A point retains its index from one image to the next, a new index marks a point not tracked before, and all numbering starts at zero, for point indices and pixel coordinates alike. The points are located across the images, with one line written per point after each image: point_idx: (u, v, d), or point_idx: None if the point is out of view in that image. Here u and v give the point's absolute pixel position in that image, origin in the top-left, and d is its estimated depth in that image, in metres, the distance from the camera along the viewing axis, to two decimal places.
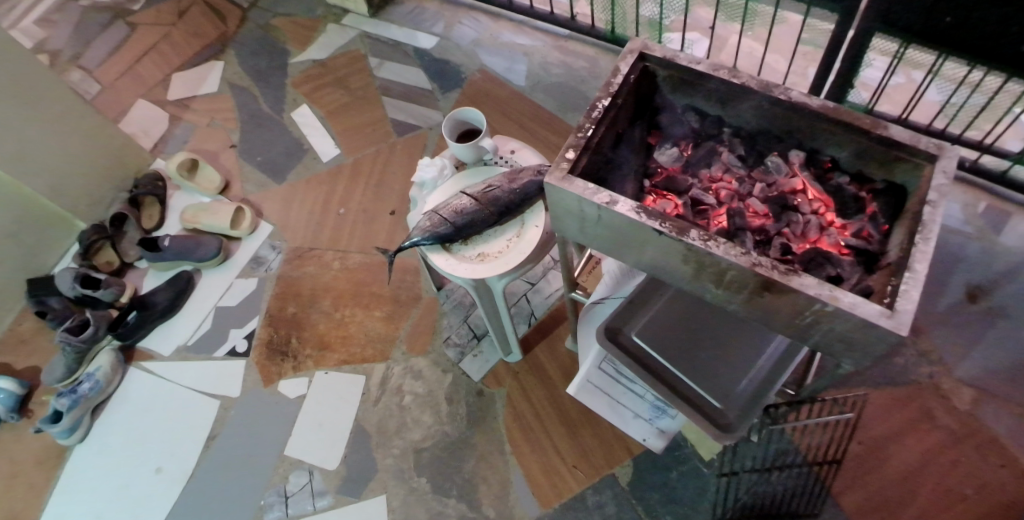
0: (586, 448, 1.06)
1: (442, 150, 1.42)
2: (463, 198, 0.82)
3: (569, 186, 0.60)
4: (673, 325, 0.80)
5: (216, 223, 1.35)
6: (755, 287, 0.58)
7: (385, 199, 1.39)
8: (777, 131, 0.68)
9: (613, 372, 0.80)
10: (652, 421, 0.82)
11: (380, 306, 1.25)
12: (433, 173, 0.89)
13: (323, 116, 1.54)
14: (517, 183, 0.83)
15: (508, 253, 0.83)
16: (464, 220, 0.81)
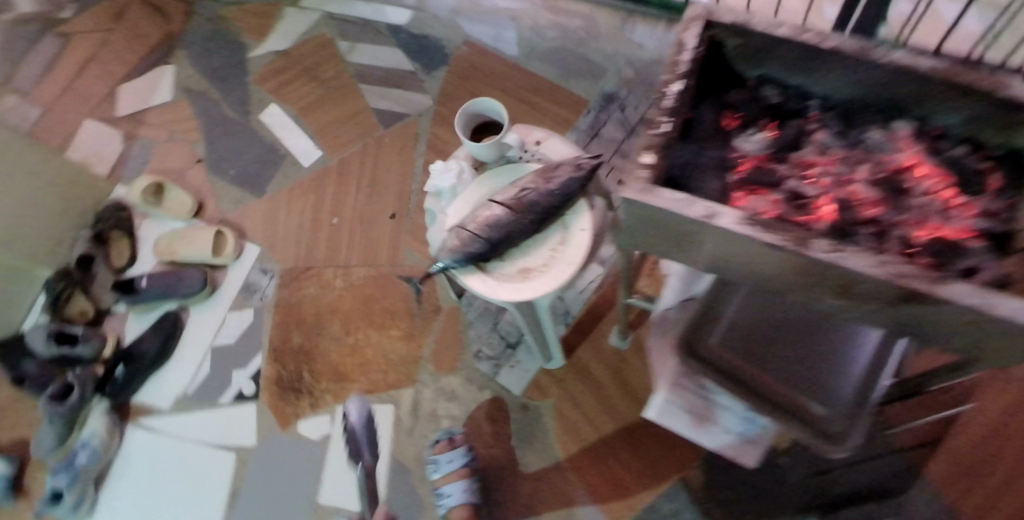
0: (650, 454, 0.99)
1: (437, 137, 1.27)
2: (497, 208, 0.69)
3: (655, 199, 0.47)
4: (754, 329, 0.71)
5: (196, 253, 1.21)
6: (892, 299, 0.47)
7: (382, 200, 1.24)
8: (875, 99, 0.56)
9: (695, 387, 0.71)
10: (743, 434, 0.73)
11: (396, 323, 1.13)
12: (452, 180, 0.74)
13: (297, 114, 1.37)
14: (555, 181, 0.69)
15: (554, 266, 0.71)
16: (498, 234, 0.69)
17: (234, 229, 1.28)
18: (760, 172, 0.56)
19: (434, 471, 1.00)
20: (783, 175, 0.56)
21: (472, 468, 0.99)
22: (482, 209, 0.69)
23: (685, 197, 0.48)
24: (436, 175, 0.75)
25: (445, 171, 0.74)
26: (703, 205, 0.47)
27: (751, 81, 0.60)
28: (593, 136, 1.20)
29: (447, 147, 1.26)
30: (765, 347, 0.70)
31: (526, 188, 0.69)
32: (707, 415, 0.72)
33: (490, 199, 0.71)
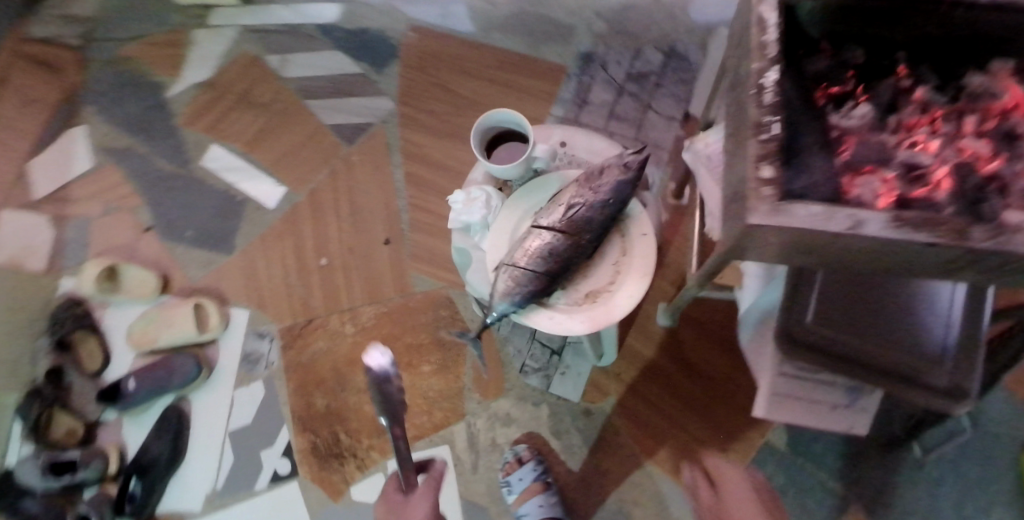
0: (728, 426, 0.94)
1: (410, 143, 1.14)
2: (547, 234, 0.60)
3: (791, 221, 0.38)
4: (844, 299, 0.63)
5: (180, 336, 1.08)
6: None
7: (371, 225, 1.11)
8: (970, 40, 0.49)
9: (798, 373, 0.66)
10: (852, 405, 0.68)
11: (425, 358, 1.03)
12: (481, 211, 0.65)
13: (246, 152, 1.20)
14: (603, 189, 0.60)
15: (624, 280, 0.63)
16: (556, 263, 0.60)
17: (212, 295, 1.13)
18: (866, 147, 0.49)
19: (508, 495, 0.93)
20: (891, 147, 0.48)
21: (547, 480, 0.92)
22: (530, 239, 0.60)
23: (825, 209, 0.39)
24: (462, 209, 0.66)
25: (471, 204, 0.66)
26: (851, 214, 0.38)
27: (827, 42, 0.52)
28: (580, 104, 1.10)
29: (425, 150, 1.13)
30: (859, 317, 0.62)
31: (574, 202, 0.60)
32: (815, 397, 0.67)
33: (534, 223, 0.62)
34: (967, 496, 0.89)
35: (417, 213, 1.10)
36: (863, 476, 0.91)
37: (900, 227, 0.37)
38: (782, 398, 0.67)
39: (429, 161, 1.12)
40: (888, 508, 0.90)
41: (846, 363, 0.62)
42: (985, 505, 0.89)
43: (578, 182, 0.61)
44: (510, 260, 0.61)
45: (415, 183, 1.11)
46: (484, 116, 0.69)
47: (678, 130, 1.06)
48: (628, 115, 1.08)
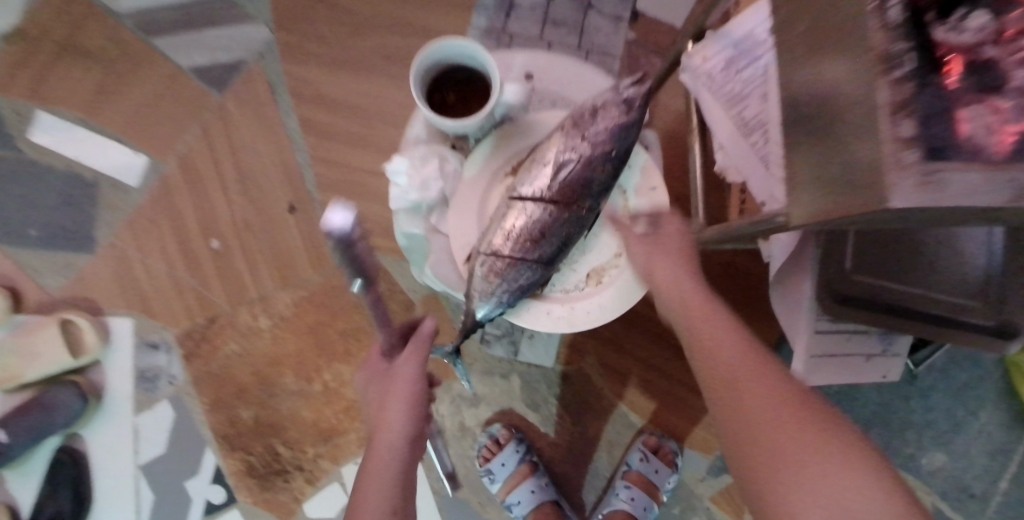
0: None
1: (301, 81, 0.89)
2: (528, 215, 0.61)
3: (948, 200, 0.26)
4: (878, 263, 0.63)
5: (51, 364, 0.85)
6: None
7: (267, 192, 0.88)
8: None
9: (835, 328, 0.64)
10: (888, 350, 0.67)
11: (366, 344, 0.87)
12: (435, 183, 0.66)
13: (83, 117, 0.91)
14: (595, 142, 0.58)
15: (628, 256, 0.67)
16: (551, 236, 0.62)
17: (83, 307, 0.89)
18: (971, 77, 0.28)
19: (492, 485, 0.84)
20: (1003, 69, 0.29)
21: (533, 461, 0.84)
22: (510, 222, 0.61)
23: (985, 177, 0.26)
24: (410, 187, 0.65)
25: (421, 178, 0.65)
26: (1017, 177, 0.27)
27: None
28: (507, 7, 0.88)
29: (323, 89, 0.89)
30: (893, 267, 0.63)
31: (557, 172, 0.59)
32: (853, 352, 0.66)
33: (522, 196, 0.61)
34: (944, 396, 0.90)
35: (324, 168, 0.88)
36: None
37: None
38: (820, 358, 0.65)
39: (331, 102, 0.89)
40: (876, 419, 0.91)
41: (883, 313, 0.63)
42: (961, 403, 0.89)
43: (558, 144, 0.59)
44: (490, 250, 0.62)
45: (317, 133, 0.88)
46: (423, 52, 0.59)
47: (627, 32, 0.87)
48: (567, 14, 0.87)
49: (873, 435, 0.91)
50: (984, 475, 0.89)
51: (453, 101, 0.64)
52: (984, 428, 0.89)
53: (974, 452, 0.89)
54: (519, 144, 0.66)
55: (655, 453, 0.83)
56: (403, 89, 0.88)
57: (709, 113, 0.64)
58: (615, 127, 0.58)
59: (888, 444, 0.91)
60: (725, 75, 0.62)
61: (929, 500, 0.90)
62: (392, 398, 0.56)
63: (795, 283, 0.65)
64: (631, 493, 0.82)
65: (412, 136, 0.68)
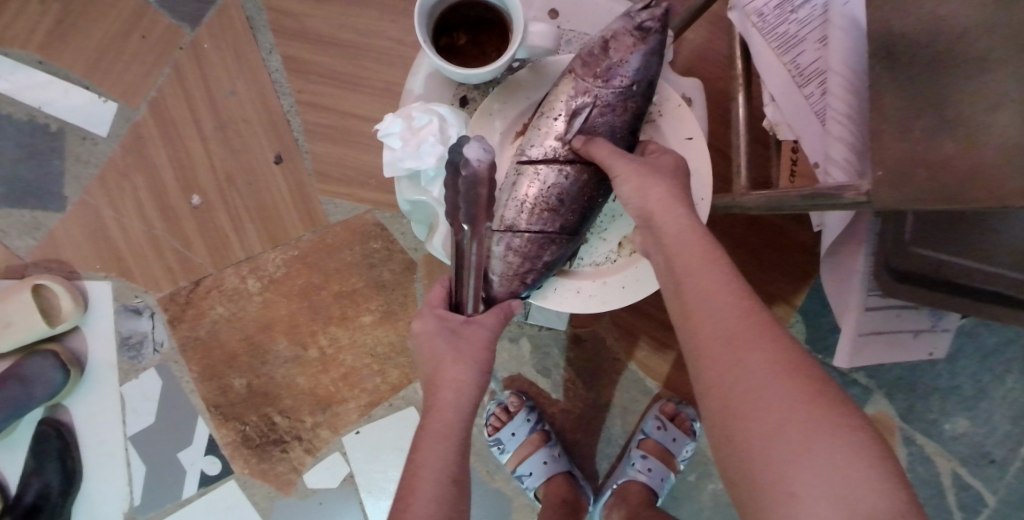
0: None
1: (282, 14, 0.79)
2: (542, 180, 0.53)
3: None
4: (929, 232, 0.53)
5: (21, 336, 0.77)
6: None
7: (251, 141, 0.80)
8: None
9: (884, 304, 0.58)
10: (935, 325, 0.61)
11: (364, 306, 0.81)
12: (435, 148, 0.55)
13: (43, 60, 0.79)
14: (612, 81, 0.51)
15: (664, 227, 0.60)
16: (569, 202, 0.54)
17: (55, 271, 0.81)
18: None
19: (500, 455, 0.79)
20: None
21: (545, 430, 0.79)
22: (523, 189, 0.53)
23: None
24: (405, 153, 0.55)
25: (417, 142, 0.55)
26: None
27: None
28: None
29: (308, 23, 0.79)
30: (945, 242, 0.53)
31: (570, 123, 0.52)
32: (901, 328, 0.60)
33: (533, 157, 0.53)
34: (972, 360, 0.85)
35: (311, 113, 0.80)
36: None
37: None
38: (867, 336, 0.59)
39: (319, 39, 0.79)
40: (901, 384, 0.86)
41: (940, 291, 0.54)
42: (992, 367, 0.84)
43: (568, 91, 0.51)
44: (505, 225, 0.54)
45: (303, 74, 0.79)
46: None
47: None
48: None
49: (894, 398, 0.86)
50: (1008, 441, 0.85)
51: (465, 44, 0.54)
52: (1010, 393, 0.84)
53: (998, 417, 0.85)
54: (540, 94, 0.57)
55: (671, 421, 0.79)
56: (396, 23, 0.78)
57: (758, 58, 0.55)
58: (633, 58, 0.51)
59: (911, 410, 0.86)
60: (778, 15, 0.53)
61: (951, 467, 0.86)
62: (461, 356, 0.51)
63: (845, 257, 0.58)
64: (648, 463, 0.77)
65: (414, 92, 0.58)
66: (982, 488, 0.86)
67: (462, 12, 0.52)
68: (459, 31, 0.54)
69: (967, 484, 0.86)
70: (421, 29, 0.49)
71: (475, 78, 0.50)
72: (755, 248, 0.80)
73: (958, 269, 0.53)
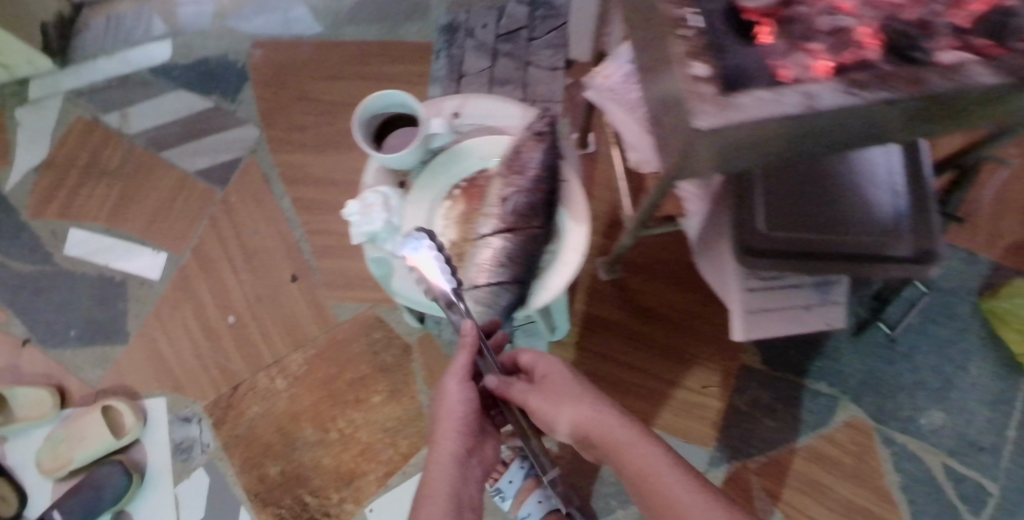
0: (704, 361, 0.98)
1: (290, 168, 1.02)
2: (492, 247, 0.63)
3: (745, 111, 0.39)
4: (801, 207, 0.68)
5: (93, 449, 0.92)
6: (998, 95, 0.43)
7: (273, 265, 1.00)
8: None
9: (766, 282, 0.70)
10: (823, 298, 0.73)
11: (373, 388, 0.96)
12: (382, 216, 0.66)
13: (110, 227, 1.02)
14: (527, 171, 0.62)
15: (567, 257, 0.66)
16: (517, 263, 0.63)
17: (120, 394, 0.97)
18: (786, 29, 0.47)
19: (503, 502, 0.91)
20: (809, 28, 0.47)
21: (537, 475, 0.90)
22: (479, 256, 0.63)
23: (773, 94, 0.40)
24: (361, 220, 0.66)
25: (368, 211, 0.66)
26: (797, 94, 0.40)
27: None
28: (458, 77, 1.05)
29: (309, 171, 1.02)
30: (816, 222, 0.68)
31: (504, 206, 0.63)
32: (791, 303, 0.71)
33: (485, 234, 0.64)
34: (924, 357, 1.00)
35: (317, 237, 1.00)
36: (846, 367, 0.99)
37: (851, 94, 0.40)
38: (758, 312, 0.71)
39: (319, 181, 1.01)
40: (867, 389, 0.98)
41: (801, 258, 0.66)
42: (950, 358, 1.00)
43: (500, 184, 0.64)
44: (467, 285, 0.63)
45: (307, 208, 1.01)
46: (366, 102, 0.67)
47: (562, 84, 1.02)
48: (509, 76, 1.04)
49: (865, 404, 0.98)
50: (990, 427, 0.98)
51: (395, 143, 0.70)
52: (976, 379, 1.00)
53: (971, 404, 0.99)
54: (458, 167, 0.68)
55: None
56: None
57: (616, 121, 0.71)
58: (539, 153, 0.63)
59: (886, 410, 0.98)
60: (625, 89, 0.69)
61: (940, 460, 0.98)
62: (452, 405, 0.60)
63: (716, 244, 0.71)
64: None
65: (364, 185, 0.70)
66: (978, 477, 0.97)
67: (396, 126, 0.71)
68: (391, 136, 0.70)
69: (959, 472, 0.97)
70: (359, 135, 0.67)
71: (404, 155, 0.65)
72: (693, 290, 1.00)
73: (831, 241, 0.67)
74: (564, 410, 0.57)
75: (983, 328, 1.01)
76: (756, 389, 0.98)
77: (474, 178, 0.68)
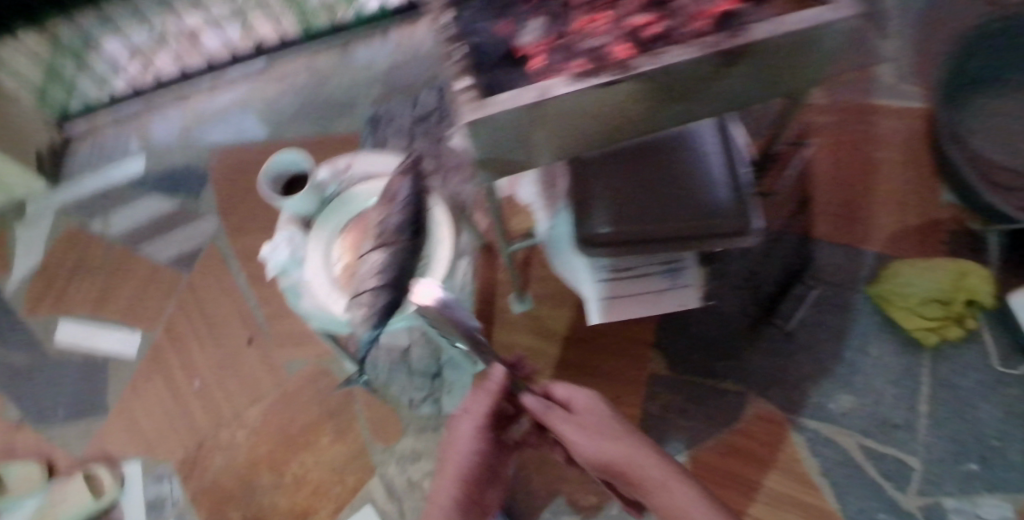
0: (616, 374, 1.07)
1: (244, 248, 1.19)
2: (372, 259, 0.80)
3: (494, 108, 0.60)
4: (637, 200, 0.84)
5: (76, 511, 1.03)
6: (700, 72, 0.63)
7: (231, 332, 1.14)
8: None
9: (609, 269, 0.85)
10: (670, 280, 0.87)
11: (322, 431, 1.07)
12: (287, 250, 0.84)
13: (93, 315, 1.18)
14: (396, 198, 0.80)
15: (438, 266, 0.82)
16: (390, 270, 0.76)
17: (101, 461, 1.09)
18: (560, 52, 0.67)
19: None
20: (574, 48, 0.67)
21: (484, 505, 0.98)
22: (363, 267, 0.81)
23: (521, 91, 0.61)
24: (268, 253, 0.85)
25: (275, 246, 0.85)
26: (540, 89, 0.61)
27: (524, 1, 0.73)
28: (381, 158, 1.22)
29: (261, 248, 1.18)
30: (653, 214, 0.84)
31: (381, 226, 0.81)
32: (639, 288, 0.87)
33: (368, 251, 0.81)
34: (823, 347, 1.08)
35: (269, 304, 1.15)
36: (750, 365, 1.07)
37: (577, 83, 0.60)
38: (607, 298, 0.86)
39: None
40: (772, 382, 1.06)
41: (629, 244, 0.85)
42: (850, 345, 1.08)
43: (381, 211, 0.82)
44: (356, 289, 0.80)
45: (260, 280, 1.17)
46: (269, 162, 0.85)
47: None
48: None
49: (773, 397, 1.06)
50: (897, 405, 1.05)
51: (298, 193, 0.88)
52: (878, 361, 1.07)
53: (877, 385, 1.06)
54: (347, 209, 0.87)
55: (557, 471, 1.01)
56: None
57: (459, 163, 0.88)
58: (406, 184, 0.81)
59: (794, 400, 1.05)
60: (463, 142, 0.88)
61: (855, 441, 1.04)
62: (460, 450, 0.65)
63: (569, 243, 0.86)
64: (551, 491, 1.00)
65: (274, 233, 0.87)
66: (896, 453, 1.03)
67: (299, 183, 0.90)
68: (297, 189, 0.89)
69: (875, 451, 1.03)
70: (266, 187, 0.84)
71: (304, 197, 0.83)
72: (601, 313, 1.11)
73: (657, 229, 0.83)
74: (591, 444, 0.59)
75: (876, 312, 1.09)
76: (669, 395, 1.06)
77: (359, 217, 0.86)
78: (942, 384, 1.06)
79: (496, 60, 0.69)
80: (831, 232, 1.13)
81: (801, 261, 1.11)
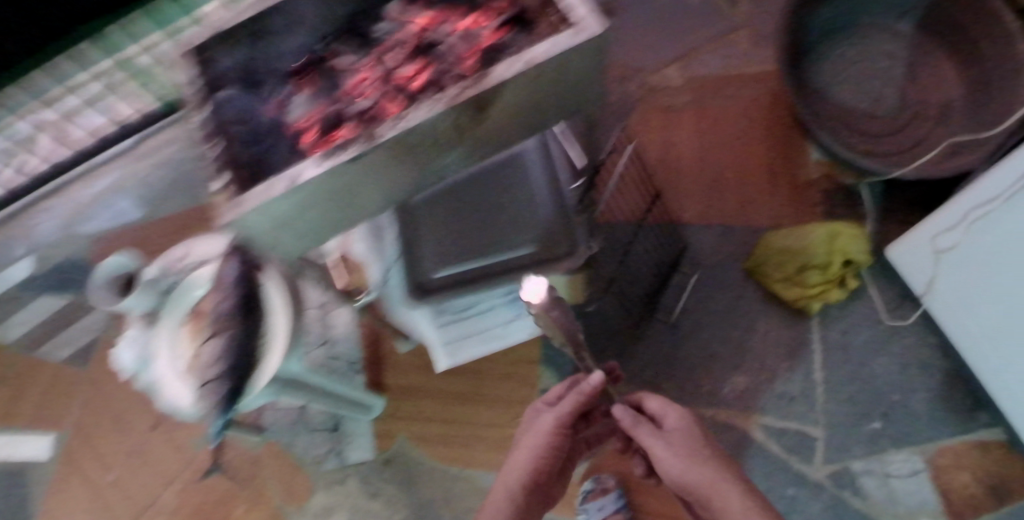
0: (506, 395, 1.07)
1: None
2: (211, 349, 0.70)
3: (245, 205, 0.57)
4: (463, 239, 0.84)
5: None
6: (459, 118, 0.62)
7: (137, 419, 1.16)
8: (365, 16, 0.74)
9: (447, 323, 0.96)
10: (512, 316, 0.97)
11: (234, 502, 1.09)
12: (132, 351, 0.91)
13: (4, 425, 1.20)
14: (222, 282, 0.70)
15: (285, 339, 0.75)
16: (231, 356, 0.69)
17: None
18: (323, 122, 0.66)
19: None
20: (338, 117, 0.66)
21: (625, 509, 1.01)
22: (204, 358, 0.71)
23: (270, 182, 0.57)
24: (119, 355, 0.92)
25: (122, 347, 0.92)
26: (291, 176, 0.57)
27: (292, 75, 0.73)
28: None
29: None
30: (481, 247, 0.84)
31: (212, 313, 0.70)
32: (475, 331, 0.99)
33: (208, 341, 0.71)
34: (709, 332, 1.07)
35: None
36: (640, 363, 1.06)
37: (326, 159, 0.57)
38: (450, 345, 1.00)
39: None
40: (663, 375, 1.06)
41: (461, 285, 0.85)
42: (734, 324, 1.07)
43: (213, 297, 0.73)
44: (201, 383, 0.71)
45: None
46: (99, 269, 0.88)
47: None
48: None
49: (668, 391, 1.05)
50: (791, 375, 1.04)
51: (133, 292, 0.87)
52: (766, 334, 1.06)
53: (768, 360, 1.05)
54: (184, 301, 0.84)
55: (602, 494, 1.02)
56: None
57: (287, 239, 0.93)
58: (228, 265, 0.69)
59: (688, 389, 1.05)
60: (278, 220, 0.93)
61: (755, 420, 1.03)
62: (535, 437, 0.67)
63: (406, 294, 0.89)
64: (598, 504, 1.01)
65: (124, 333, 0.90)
66: (797, 425, 1.02)
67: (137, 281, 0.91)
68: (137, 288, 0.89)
69: (775, 427, 1.02)
70: (99, 297, 0.86)
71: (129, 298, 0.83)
72: None
73: (490, 265, 0.84)
74: (672, 457, 0.61)
75: (758, 286, 1.08)
76: None
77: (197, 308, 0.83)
78: (833, 346, 1.05)
79: (264, 139, 0.67)
80: (700, 212, 1.13)
81: (674, 249, 1.10)
